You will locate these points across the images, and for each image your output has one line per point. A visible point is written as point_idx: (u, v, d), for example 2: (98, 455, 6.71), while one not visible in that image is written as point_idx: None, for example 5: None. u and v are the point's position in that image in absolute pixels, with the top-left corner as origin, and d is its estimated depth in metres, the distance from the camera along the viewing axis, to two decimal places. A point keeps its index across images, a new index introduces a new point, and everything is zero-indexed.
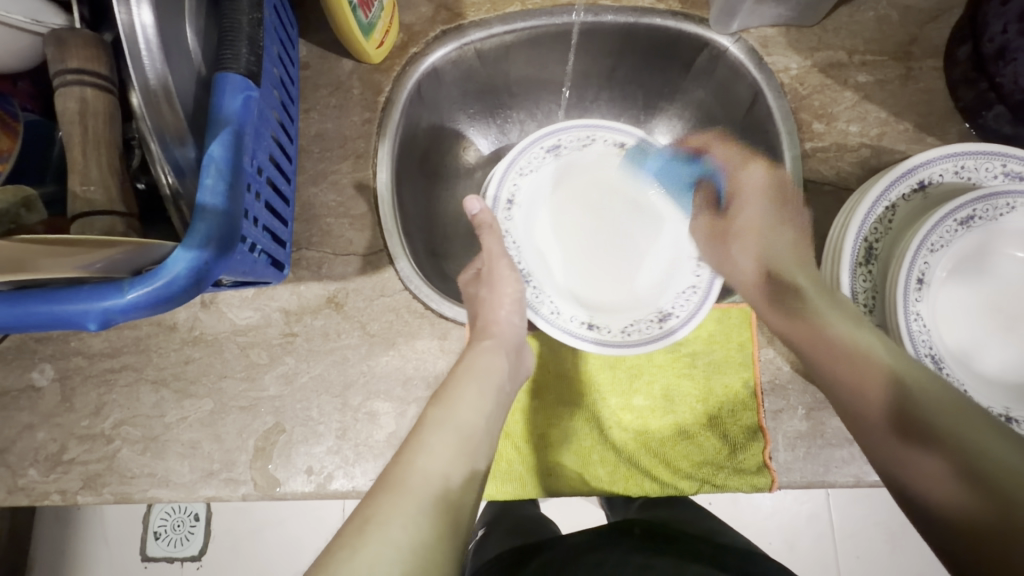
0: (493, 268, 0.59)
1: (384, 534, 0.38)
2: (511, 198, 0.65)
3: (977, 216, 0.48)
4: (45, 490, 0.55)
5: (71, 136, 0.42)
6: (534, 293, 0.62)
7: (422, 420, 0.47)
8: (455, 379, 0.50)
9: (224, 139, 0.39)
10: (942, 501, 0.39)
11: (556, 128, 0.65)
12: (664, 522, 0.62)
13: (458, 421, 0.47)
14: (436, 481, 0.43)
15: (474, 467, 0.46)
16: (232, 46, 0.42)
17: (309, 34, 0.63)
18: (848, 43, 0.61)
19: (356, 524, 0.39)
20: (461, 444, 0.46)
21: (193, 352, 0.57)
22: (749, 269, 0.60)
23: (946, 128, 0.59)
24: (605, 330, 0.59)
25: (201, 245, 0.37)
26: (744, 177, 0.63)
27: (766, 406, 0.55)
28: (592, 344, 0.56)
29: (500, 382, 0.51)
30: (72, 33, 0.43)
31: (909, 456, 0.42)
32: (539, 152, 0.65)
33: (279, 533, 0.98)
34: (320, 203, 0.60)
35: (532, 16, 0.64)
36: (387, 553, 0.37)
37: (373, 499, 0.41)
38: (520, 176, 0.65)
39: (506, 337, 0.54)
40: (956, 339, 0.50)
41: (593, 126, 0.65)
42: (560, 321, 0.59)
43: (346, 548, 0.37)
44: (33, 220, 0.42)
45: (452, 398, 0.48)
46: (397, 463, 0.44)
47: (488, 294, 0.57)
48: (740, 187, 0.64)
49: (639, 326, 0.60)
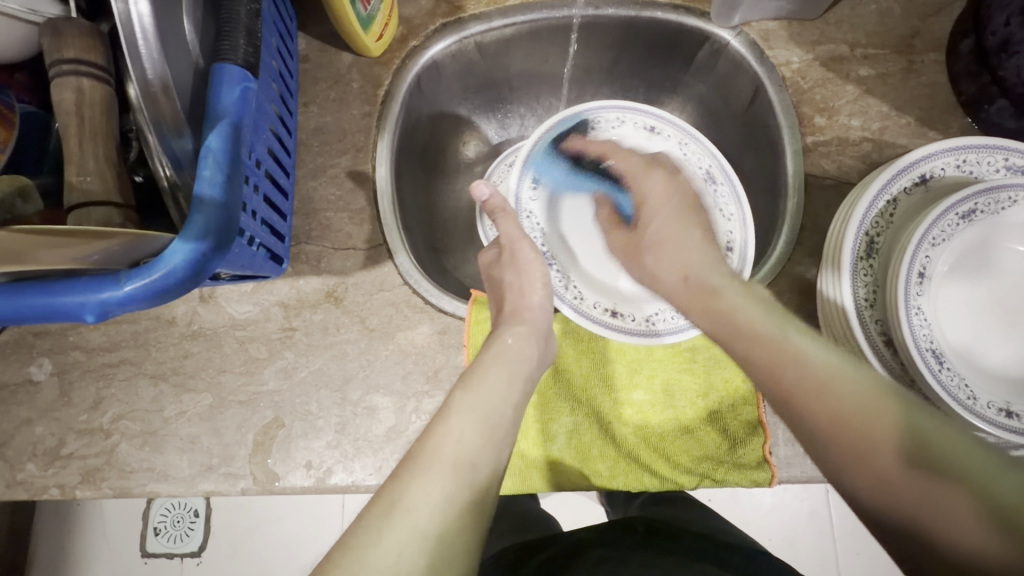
0: (517, 250, 0.58)
1: (410, 522, 0.37)
2: (536, 179, 0.65)
3: (979, 210, 0.47)
4: (44, 485, 0.55)
5: (68, 127, 0.42)
6: (557, 277, 0.63)
7: (449, 401, 0.45)
8: (482, 364, 0.49)
9: (222, 131, 0.39)
10: (960, 542, 0.30)
11: (586, 108, 0.63)
12: (666, 519, 0.62)
13: (485, 405, 0.45)
14: (462, 468, 0.41)
15: (501, 454, 0.44)
16: (230, 38, 0.42)
17: (308, 27, 0.62)
18: (850, 37, 0.61)
19: (381, 508, 0.37)
20: (490, 431, 0.44)
21: (192, 347, 0.57)
22: (675, 281, 0.53)
23: (948, 122, 0.59)
24: (628, 317, 0.59)
25: (199, 237, 0.36)
26: (648, 185, 0.60)
27: (766, 402, 0.56)
28: (613, 332, 0.57)
29: (528, 371, 0.50)
30: (68, 23, 0.42)
31: (915, 493, 0.32)
32: (564, 132, 0.64)
33: (279, 529, 0.98)
34: (320, 197, 0.60)
35: (531, 10, 0.64)
36: (412, 542, 0.36)
37: (398, 479, 0.40)
38: (546, 157, 0.64)
39: (536, 325, 0.54)
40: (957, 333, 0.50)
41: (624, 108, 0.64)
42: (582, 306, 0.60)
43: (368, 533, 0.36)
44: (29, 210, 0.41)
45: (481, 383, 0.47)
46: (424, 444, 0.42)
47: (514, 277, 0.57)
48: (644, 196, 0.60)
49: (664, 315, 0.59)
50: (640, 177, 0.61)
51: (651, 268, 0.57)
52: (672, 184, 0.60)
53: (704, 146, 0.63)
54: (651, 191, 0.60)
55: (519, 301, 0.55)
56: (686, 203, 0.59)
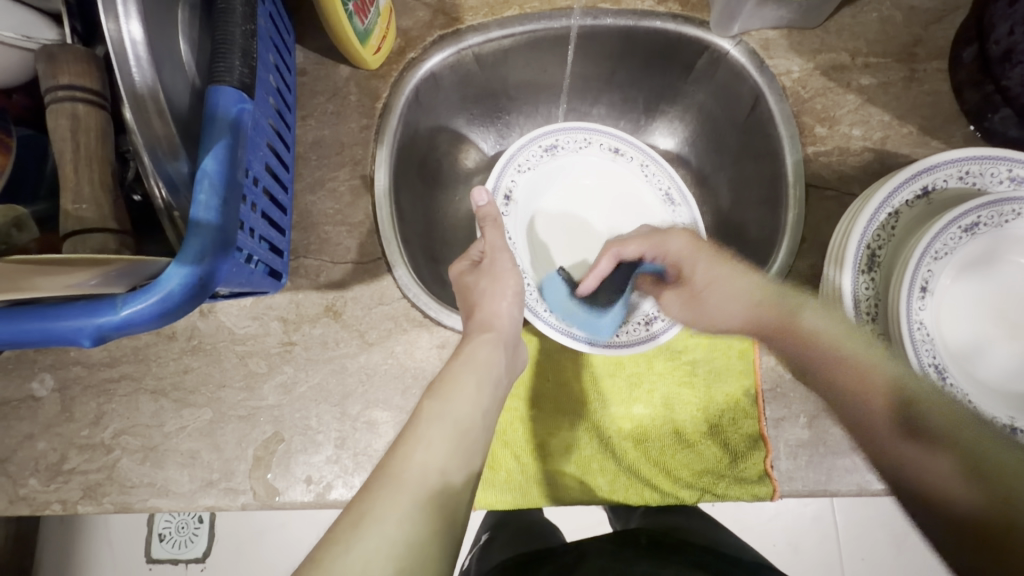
0: (495, 260, 0.57)
1: (381, 532, 0.37)
2: (509, 193, 0.65)
3: (982, 223, 0.47)
4: (47, 500, 0.55)
5: (63, 153, 0.42)
6: (530, 294, 0.62)
7: (418, 411, 0.46)
8: (451, 373, 0.49)
9: (218, 153, 0.39)
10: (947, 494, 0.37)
11: (556, 128, 0.66)
12: (667, 531, 0.61)
13: (457, 413, 0.46)
14: (433, 477, 0.42)
15: (472, 460, 0.45)
16: (225, 59, 0.41)
17: (305, 41, 0.62)
18: (851, 45, 0.60)
19: (349, 519, 0.38)
20: (460, 437, 0.45)
21: (192, 362, 0.57)
22: (744, 313, 0.54)
23: (951, 131, 0.58)
24: (596, 327, 0.60)
25: (196, 260, 0.36)
26: (672, 245, 0.62)
27: (767, 415, 0.55)
28: (587, 344, 0.57)
29: (498, 376, 0.51)
30: (62, 48, 0.42)
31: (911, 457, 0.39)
32: (536, 151, 0.66)
33: (282, 536, 0.99)
34: (318, 211, 0.60)
35: (529, 20, 0.63)
36: (382, 550, 0.36)
37: (367, 492, 0.40)
38: (519, 172, 0.66)
39: (504, 332, 0.53)
40: (960, 348, 0.49)
41: (590, 129, 0.67)
42: (554, 321, 0.59)
43: (340, 543, 0.36)
44: (24, 240, 0.41)
45: (450, 391, 0.47)
46: (390, 457, 0.42)
47: (489, 284, 0.56)
48: (674, 258, 0.62)
49: (628, 327, 0.60)
50: (659, 242, 0.63)
51: (716, 311, 0.56)
52: (699, 245, 0.61)
53: (665, 170, 0.67)
54: (679, 252, 0.61)
55: (488, 308, 0.54)
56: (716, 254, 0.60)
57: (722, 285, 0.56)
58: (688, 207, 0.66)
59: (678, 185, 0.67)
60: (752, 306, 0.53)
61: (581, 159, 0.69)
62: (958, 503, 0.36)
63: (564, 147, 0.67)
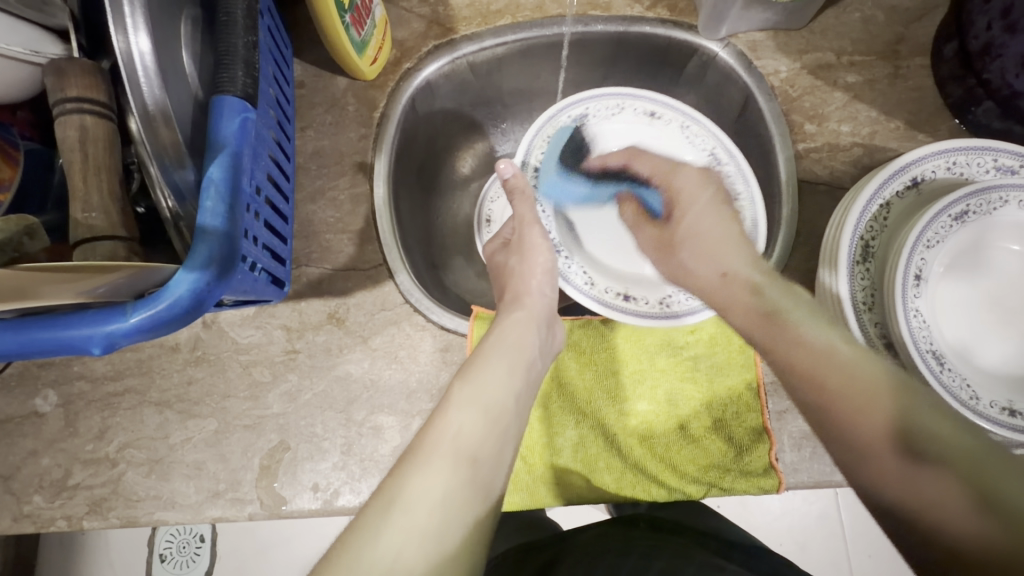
0: (525, 235, 0.59)
1: (410, 517, 0.38)
2: (540, 166, 0.65)
3: (971, 211, 0.48)
4: (52, 516, 0.55)
5: (72, 163, 0.43)
6: (565, 263, 0.62)
7: (448, 396, 0.46)
8: (481, 356, 0.49)
9: (223, 161, 0.39)
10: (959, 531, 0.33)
11: (585, 96, 0.65)
12: (667, 514, 0.63)
13: (486, 397, 0.46)
14: (464, 462, 0.42)
15: (502, 445, 0.45)
16: (229, 70, 0.42)
17: (302, 54, 0.63)
18: (836, 45, 0.62)
19: (380, 505, 0.38)
20: (490, 422, 0.45)
21: (196, 373, 0.57)
22: (713, 278, 0.53)
23: (937, 125, 0.59)
24: (641, 300, 0.60)
25: (203, 267, 0.37)
26: (679, 180, 0.59)
27: (770, 407, 0.56)
28: (596, 305, 0.59)
29: (530, 358, 0.51)
30: (70, 62, 0.44)
31: (913, 479, 0.36)
32: (567, 120, 0.65)
33: (286, 552, 0.98)
34: (319, 220, 0.61)
35: (522, 29, 0.65)
36: (412, 540, 0.37)
37: (397, 475, 0.41)
38: (549, 144, 0.65)
39: (536, 312, 0.54)
40: (954, 334, 0.50)
41: (622, 95, 0.65)
42: (593, 291, 0.60)
43: (366, 530, 0.37)
44: (36, 247, 0.42)
45: (480, 376, 0.47)
46: (420, 440, 0.43)
47: (518, 263, 0.58)
48: (675, 194, 0.59)
49: (676, 297, 0.60)
50: (669, 171, 0.59)
51: (689, 262, 0.56)
52: (705, 179, 0.58)
53: (708, 129, 0.64)
54: (681, 189, 0.58)
55: (521, 285, 0.57)
56: (719, 188, 0.58)
57: (698, 246, 0.56)
58: (737, 166, 0.62)
59: (724, 143, 0.63)
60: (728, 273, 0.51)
61: (615, 125, 0.67)
62: (963, 544, 0.33)
63: (596, 114, 0.66)
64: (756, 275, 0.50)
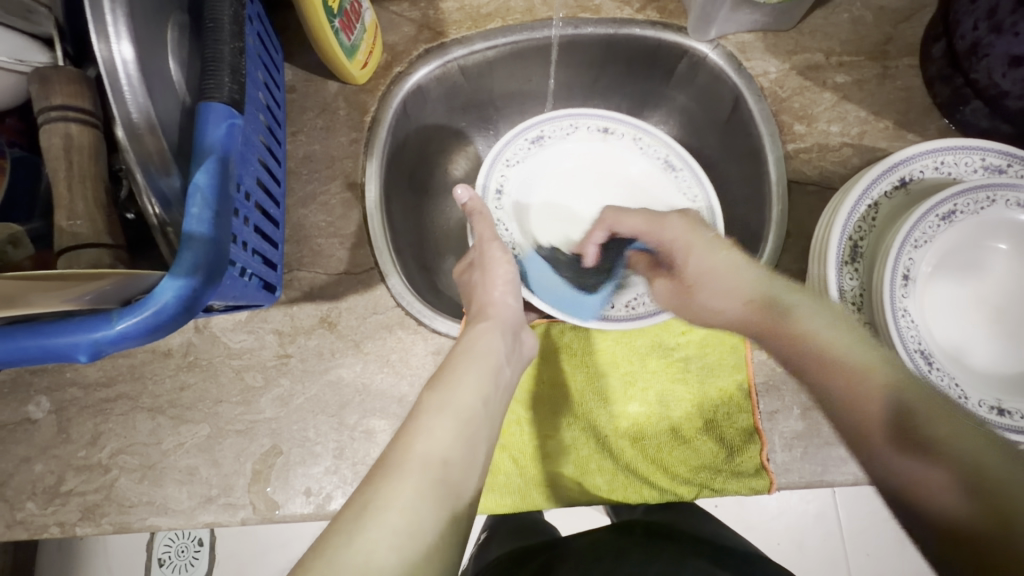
0: (485, 251, 0.59)
1: (383, 521, 0.38)
2: (500, 188, 0.67)
3: (958, 211, 0.48)
4: (44, 523, 0.55)
5: (57, 171, 0.43)
6: (529, 279, 0.64)
7: (419, 403, 0.46)
8: (452, 364, 0.50)
9: (209, 168, 0.40)
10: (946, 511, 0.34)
11: (540, 119, 0.67)
12: (660, 517, 0.63)
13: (456, 403, 0.46)
14: (435, 465, 0.42)
15: (474, 448, 0.45)
16: (214, 76, 0.42)
17: (293, 59, 0.64)
18: (824, 45, 0.62)
19: (351, 512, 0.38)
20: (461, 426, 0.45)
21: (188, 378, 0.57)
22: (735, 312, 0.51)
23: (926, 124, 0.60)
24: (606, 306, 0.62)
25: (190, 273, 0.37)
26: (666, 232, 0.60)
27: (761, 408, 0.55)
28: (590, 320, 0.59)
29: (499, 364, 0.51)
30: (55, 71, 0.44)
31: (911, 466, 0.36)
32: (523, 143, 0.68)
33: (285, 557, 0.97)
34: (310, 224, 0.61)
35: (511, 32, 0.65)
36: (384, 541, 0.37)
37: (368, 482, 0.41)
38: (508, 167, 0.67)
39: (502, 319, 0.55)
40: (944, 335, 0.50)
41: (575, 115, 0.68)
42: (560, 304, 0.61)
43: (340, 534, 0.37)
44: (19, 256, 0.43)
45: (452, 383, 0.48)
46: (392, 449, 0.43)
47: (481, 277, 0.59)
48: (668, 244, 0.59)
49: (639, 300, 0.62)
50: (657, 223, 0.61)
51: (710, 310, 0.53)
52: (694, 228, 0.58)
53: (658, 139, 0.68)
54: (674, 239, 0.59)
55: (485, 296, 0.57)
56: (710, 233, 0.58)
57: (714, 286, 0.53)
58: (691, 170, 0.67)
59: (677, 151, 0.67)
60: (745, 303, 0.50)
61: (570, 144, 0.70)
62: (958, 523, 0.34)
63: (550, 136, 0.69)
64: (773, 301, 0.48)
